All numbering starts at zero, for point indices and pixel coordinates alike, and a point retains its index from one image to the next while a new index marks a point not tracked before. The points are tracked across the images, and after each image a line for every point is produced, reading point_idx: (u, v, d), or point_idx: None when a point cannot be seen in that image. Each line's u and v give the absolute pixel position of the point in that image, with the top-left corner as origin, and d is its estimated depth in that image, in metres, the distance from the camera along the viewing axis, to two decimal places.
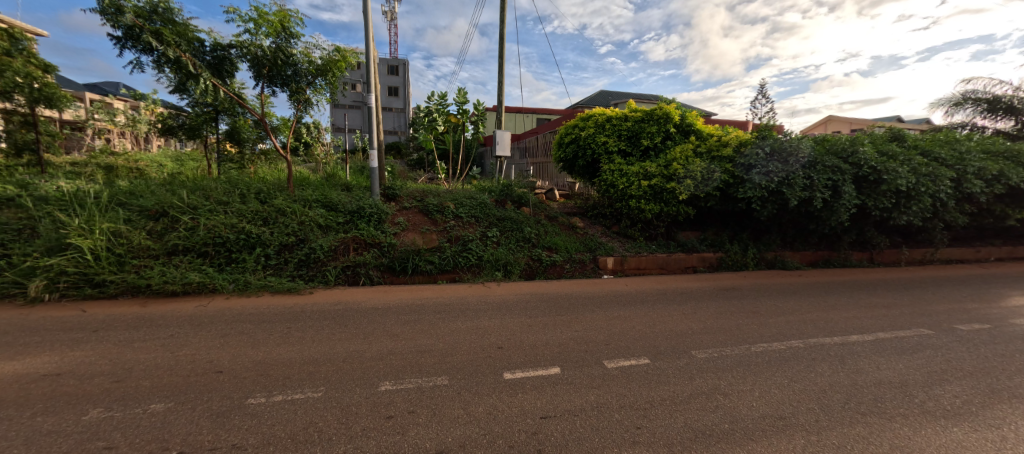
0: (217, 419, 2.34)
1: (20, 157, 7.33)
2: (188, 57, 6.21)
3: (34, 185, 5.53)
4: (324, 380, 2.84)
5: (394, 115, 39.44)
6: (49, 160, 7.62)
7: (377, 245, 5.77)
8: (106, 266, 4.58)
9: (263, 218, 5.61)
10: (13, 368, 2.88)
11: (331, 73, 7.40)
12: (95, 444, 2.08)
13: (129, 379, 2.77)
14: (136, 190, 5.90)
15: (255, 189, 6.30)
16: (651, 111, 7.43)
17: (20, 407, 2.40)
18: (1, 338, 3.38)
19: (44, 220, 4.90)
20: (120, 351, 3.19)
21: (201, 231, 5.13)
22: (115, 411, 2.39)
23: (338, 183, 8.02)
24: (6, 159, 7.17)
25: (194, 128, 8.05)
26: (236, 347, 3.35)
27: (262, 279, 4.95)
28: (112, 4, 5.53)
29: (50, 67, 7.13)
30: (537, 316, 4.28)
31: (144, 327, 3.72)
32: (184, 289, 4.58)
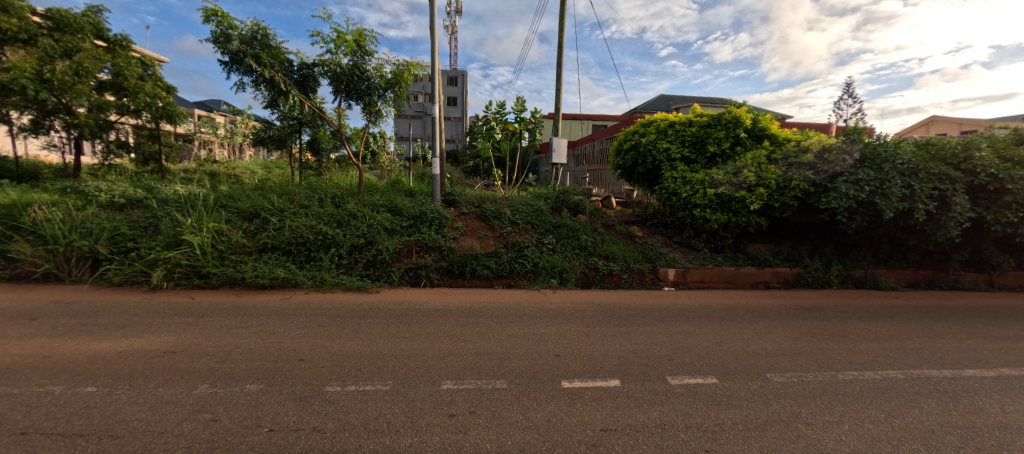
0: (300, 403, 2.56)
1: (146, 166, 8.57)
2: (280, 76, 6.92)
3: (157, 190, 6.46)
4: (392, 374, 3.01)
5: (452, 124, 41.08)
6: (168, 168, 8.86)
7: (437, 249, 6.01)
8: (210, 259, 5.18)
9: (337, 221, 6.09)
10: (141, 344, 3.37)
11: (399, 85, 7.82)
12: (203, 415, 2.37)
13: (226, 360, 3.11)
14: (234, 194, 6.67)
15: (331, 193, 6.86)
16: (718, 116, 7.11)
17: (146, 377, 2.80)
18: (132, 318, 3.96)
19: (165, 218, 5.69)
20: (218, 336, 3.60)
21: (286, 232, 5.67)
22: (218, 388, 2.70)
23: (402, 188, 8.48)
24: (137, 167, 8.44)
25: (281, 139, 8.93)
26: (315, 337, 3.67)
27: (336, 276, 5.36)
28: (223, 33, 6.33)
29: (172, 89, 8.28)
30: (594, 326, 4.22)
31: (239, 315, 4.17)
32: (271, 283, 5.08)
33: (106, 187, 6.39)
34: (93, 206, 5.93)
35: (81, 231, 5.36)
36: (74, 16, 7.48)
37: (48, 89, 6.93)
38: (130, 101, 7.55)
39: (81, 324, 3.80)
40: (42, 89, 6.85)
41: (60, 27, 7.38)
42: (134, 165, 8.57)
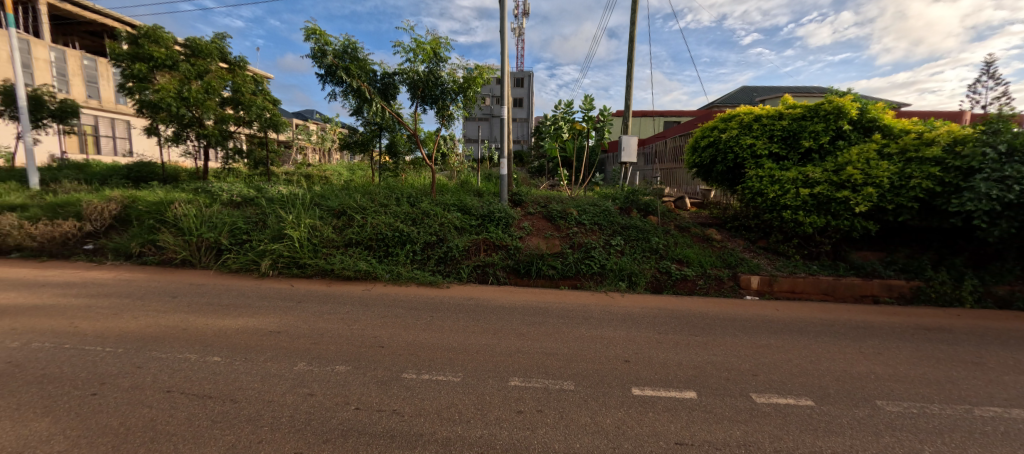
0: (382, 386, 2.79)
1: (257, 169, 9.83)
2: (366, 85, 7.52)
3: (265, 190, 7.38)
4: (463, 367, 3.16)
5: (519, 124, 41.59)
6: (273, 171, 10.05)
7: (504, 247, 6.15)
8: (305, 252, 5.79)
9: (412, 219, 6.48)
10: (252, 322, 3.90)
11: (470, 89, 8.11)
12: (302, 389, 2.68)
13: (319, 342, 3.48)
14: (325, 193, 7.38)
15: (407, 193, 7.31)
16: (815, 107, 6.46)
17: (256, 352, 3.23)
18: (246, 300, 4.61)
19: (270, 214, 6.48)
20: (312, 320, 4.04)
21: (369, 229, 6.15)
22: (314, 366, 3.03)
23: (471, 188, 8.80)
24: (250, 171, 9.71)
25: (364, 143, 9.67)
26: (393, 327, 3.96)
27: (411, 271, 5.72)
28: (320, 49, 7.05)
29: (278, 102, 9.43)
30: (666, 333, 4.07)
31: (330, 302, 4.64)
32: (355, 274, 5.56)
33: (226, 188, 7.43)
34: (217, 203, 6.93)
35: (208, 225, 6.27)
36: (205, 42, 8.83)
37: (185, 105, 8.25)
38: (246, 113, 8.81)
39: (207, 303, 4.47)
40: (181, 105, 8.16)
41: (195, 52, 8.77)
42: (247, 168, 9.85)
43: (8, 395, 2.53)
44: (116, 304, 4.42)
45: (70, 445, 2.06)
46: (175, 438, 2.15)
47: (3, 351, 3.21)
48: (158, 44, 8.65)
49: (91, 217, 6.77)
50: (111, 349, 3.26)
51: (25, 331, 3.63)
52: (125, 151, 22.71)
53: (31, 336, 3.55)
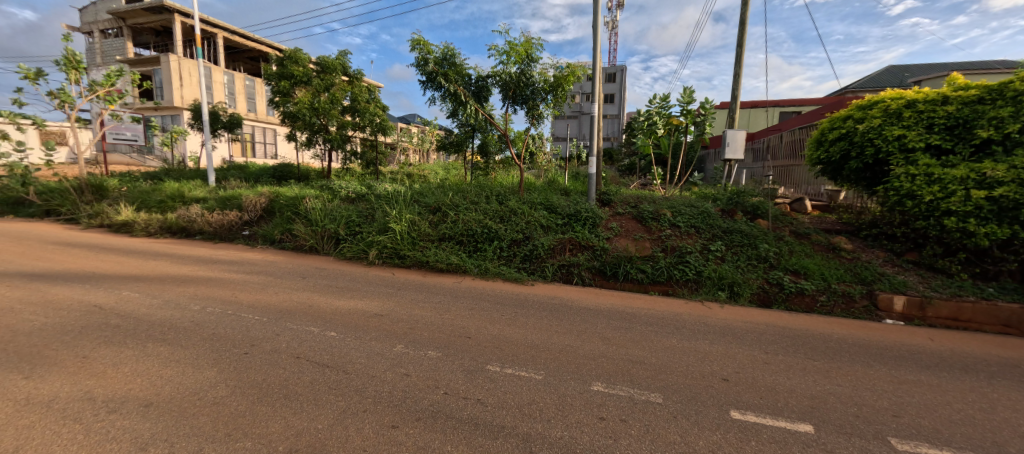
0: (468, 374, 2.97)
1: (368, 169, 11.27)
2: (462, 89, 7.90)
3: (373, 188, 8.18)
4: (544, 365, 3.14)
5: (610, 122, 40.38)
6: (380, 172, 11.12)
7: (591, 248, 5.98)
8: (405, 244, 6.25)
9: (500, 217, 6.63)
10: (362, 305, 4.51)
11: (561, 88, 8.03)
12: (399, 369, 3.08)
13: (414, 328, 3.89)
14: (422, 191, 7.90)
15: (496, 192, 7.50)
16: (999, 87, 5.19)
17: (364, 332, 3.79)
18: (357, 283, 5.24)
19: (378, 209, 7.16)
20: (408, 307, 4.44)
21: (460, 225, 6.43)
22: (408, 349, 3.44)
23: (558, 187, 8.75)
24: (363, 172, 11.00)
25: (459, 144, 10.13)
26: (480, 319, 4.10)
27: (497, 267, 5.83)
28: (423, 57, 7.59)
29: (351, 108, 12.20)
30: (776, 353, 3.58)
31: (425, 291, 4.98)
32: (447, 267, 5.83)
33: (342, 187, 8.39)
34: (337, 199, 7.90)
35: (329, 217, 7.11)
36: (332, 60, 11.99)
37: (315, 114, 11.61)
38: (361, 118, 12.06)
39: (327, 285, 5.14)
40: (313, 115, 11.54)
41: (324, 69, 12.02)
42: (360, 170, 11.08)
43: (192, 346, 3.43)
44: (265, 280, 5.27)
45: (228, 391, 2.76)
46: (297, 399, 2.68)
47: (191, 313, 4.17)
48: (296, 62, 11.91)
49: (248, 208, 8.15)
50: (261, 318, 4.08)
51: (204, 298, 4.60)
52: (272, 154, 26.89)
53: (208, 302, 4.52)
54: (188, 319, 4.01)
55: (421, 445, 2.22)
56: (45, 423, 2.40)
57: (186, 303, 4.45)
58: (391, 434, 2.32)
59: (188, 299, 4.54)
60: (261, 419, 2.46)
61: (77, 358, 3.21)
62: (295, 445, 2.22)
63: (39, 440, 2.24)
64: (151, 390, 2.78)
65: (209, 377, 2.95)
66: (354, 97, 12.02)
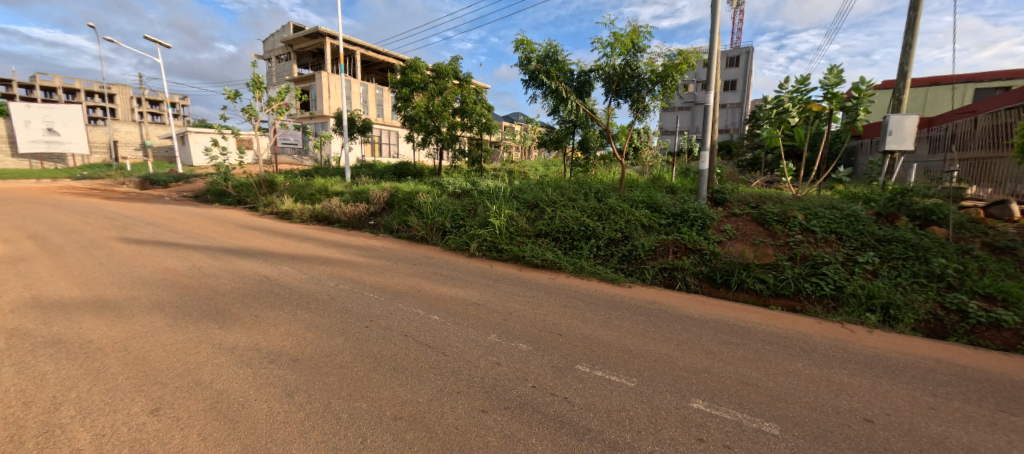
0: (557, 371, 2.94)
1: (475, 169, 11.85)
2: (563, 85, 7.79)
3: (478, 185, 8.54)
4: (638, 372, 2.90)
5: (729, 111, 36.33)
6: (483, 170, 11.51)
7: (698, 251, 5.40)
8: (503, 238, 6.38)
9: (598, 214, 6.37)
10: (461, 292, 4.68)
11: (670, 77, 7.36)
12: (490, 358, 3.16)
13: (509, 319, 3.93)
14: (522, 188, 7.97)
15: (594, 189, 7.22)
16: None
17: (462, 319, 3.92)
18: (460, 272, 5.53)
19: (481, 204, 7.47)
20: (504, 298, 4.50)
21: (556, 221, 6.34)
22: (502, 339, 3.48)
23: (664, 184, 8.12)
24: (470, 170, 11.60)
25: (559, 140, 10.01)
26: (572, 318, 3.96)
27: (593, 265, 5.60)
28: (525, 56, 7.69)
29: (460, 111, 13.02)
30: (948, 397, 2.79)
31: (521, 285, 5.00)
32: (542, 263, 5.79)
33: (449, 184, 8.92)
34: (445, 194, 8.42)
35: (437, 211, 7.59)
36: (446, 66, 12.85)
37: (430, 117, 12.56)
38: (469, 119, 12.74)
39: (432, 272, 5.47)
40: (428, 117, 12.51)
41: (438, 75, 12.90)
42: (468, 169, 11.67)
43: (325, 315, 3.97)
44: (384, 264, 5.82)
45: (352, 359, 3.15)
46: (406, 373, 2.96)
47: (326, 286, 4.81)
48: (415, 71, 12.96)
49: (373, 202, 9.15)
50: (378, 296, 4.51)
51: (336, 275, 5.27)
52: (396, 154, 29.93)
53: (340, 279, 5.13)
54: (325, 291, 4.63)
55: (508, 433, 2.29)
56: (230, 364, 3.06)
57: (325, 279, 5.12)
58: (481, 418, 2.44)
59: (326, 276, 5.20)
60: (375, 385, 2.81)
61: (252, 316, 3.94)
62: (398, 413, 2.49)
63: (226, 376, 2.89)
64: (300, 347, 3.34)
65: (339, 344, 3.39)
66: (463, 100, 12.76)
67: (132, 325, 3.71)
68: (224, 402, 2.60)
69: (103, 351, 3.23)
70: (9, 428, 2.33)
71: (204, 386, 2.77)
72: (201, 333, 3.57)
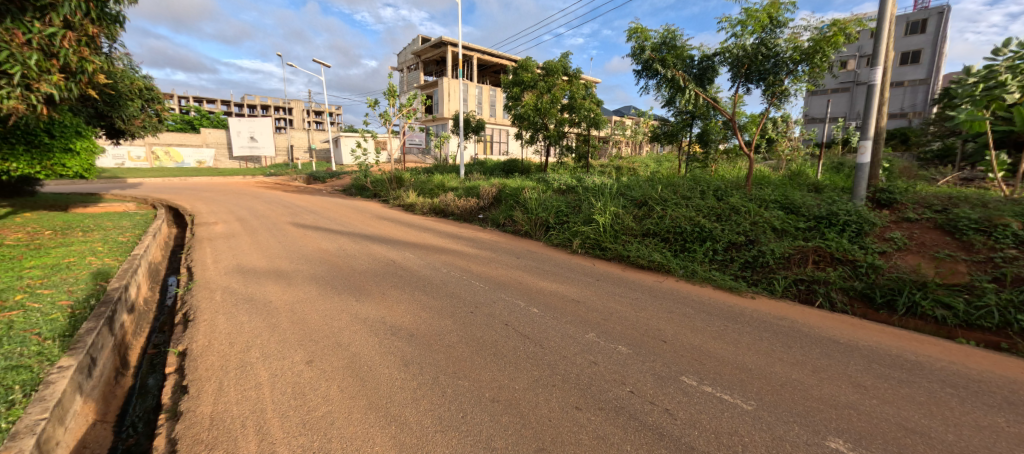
0: (659, 380, 2.70)
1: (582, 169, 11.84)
2: (681, 73, 7.19)
3: (584, 181, 8.36)
4: (757, 395, 2.51)
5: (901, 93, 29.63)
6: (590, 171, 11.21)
7: (850, 263, 4.44)
8: (607, 236, 6.09)
9: (717, 215, 5.70)
10: (561, 288, 4.58)
11: (821, 53, 6.22)
12: (586, 357, 3.02)
13: (609, 319, 3.70)
14: (630, 184, 7.55)
15: (714, 186, 6.49)
16: None
17: (560, 314, 3.82)
18: (561, 268, 5.43)
19: (585, 201, 7.26)
20: (605, 298, 4.28)
21: (667, 220, 5.84)
22: (600, 339, 3.31)
23: (806, 182, 6.91)
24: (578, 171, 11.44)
25: (673, 134, 9.54)
26: (681, 325, 3.59)
27: (708, 270, 5.02)
28: (639, 46, 7.36)
29: (567, 108, 12.76)
30: None
31: (624, 285, 4.72)
32: (648, 265, 5.39)
33: (555, 180, 8.89)
34: (550, 190, 8.39)
35: (542, 207, 7.59)
36: (556, 63, 12.67)
37: (539, 115, 12.63)
38: (577, 115, 12.54)
39: (534, 266, 5.47)
40: (537, 115, 12.61)
41: (549, 72, 12.82)
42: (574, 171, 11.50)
43: (434, 298, 4.24)
44: (490, 256, 6.00)
45: (458, 340, 3.29)
46: (505, 359, 2.99)
47: (436, 272, 5.14)
48: (525, 70, 13.16)
49: (482, 196, 9.56)
50: (481, 285, 4.66)
51: (445, 262, 5.61)
52: (506, 152, 30.87)
53: (448, 266, 5.44)
54: (436, 277, 4.96)
55: (600, 434, 2.17)
56: (364, 332, 3.47)
57: (436, 265, 5.49)
58: (574, 414, 2.35)
59: (437, 263, 5.57)
60: (477, 366, 2.90)
61: (380, 292, 4.41)
62: (496, 397, 2.54)
63: (361, 341, 3.29)
64: (416, 324, 3.62)
65: (449, 325, 3.58)
66: (572, 95, 12.55)
67: (297, 291, 4.47)
68: (357, 363, 2.97)
69: (279, 310, 3.96)
70: (223, 360, 3.07)
71: (343, 348, 3.19)
72: (343, 303, 4.12)
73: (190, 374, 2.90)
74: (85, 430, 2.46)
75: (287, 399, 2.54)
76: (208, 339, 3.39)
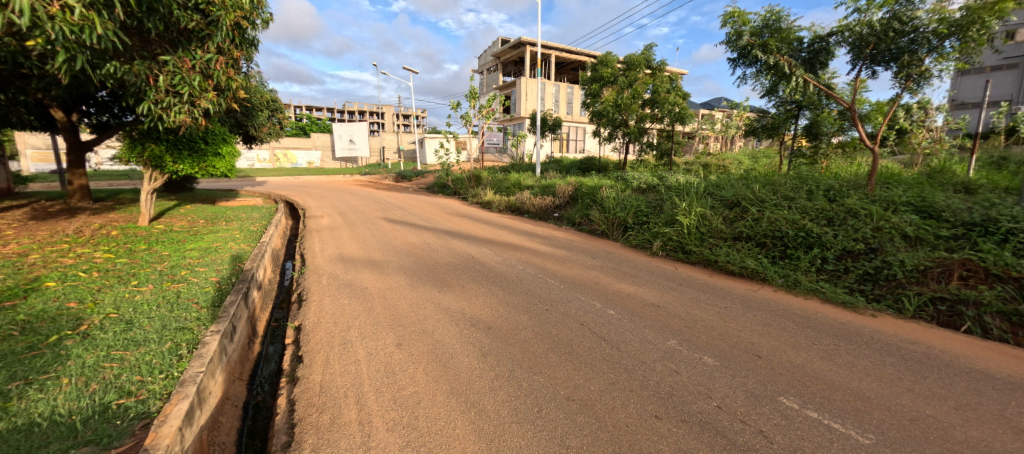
0: (752, 398, 2.46)
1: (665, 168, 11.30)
2: (786, 59, 6.50)
3: (667, 179, 7.92)
4: (876, 428, 2.18)
5: None
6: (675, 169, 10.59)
7: (1010, 281, 3.64)
8: (693, 238, 5.70)
9: (828, 218, 5.04)
10: (640, 291, 4.39)
11: (977, 23, 5.23)
12: (668, 365, 2.85)
13: (693, 328, 3.46)
14: (720, 183, 6.99)
15: (825, 185, 5.75)
16: None
17: (639, 318, 3.66)
18: (640, 270, 5.20)
19: (667, 201, 6.87)
20: (688, 304, 4.01)
21: (764, 223, 5.29)
22: (683, 348, 3.10)
23: (949, 181, 5.81)
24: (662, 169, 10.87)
25: (775, 127, 8.72)
26: (779, 341, 3.24)
27: (814, 281, 4.46)
28: (736, 31, 6.83)
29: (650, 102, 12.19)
30: None
31: (711, 292, 4.38)
32: (740, 271, 4.94)
33: (636, 178, 8.54)
34: (629, 189, 8.08)
35: (620, 206, 7.32)
36: (638, 56, 12.17)
37: (618, 111, 12.23)
38: (660, 110, 11.94)
39: (611, 267, 5.31)
40: (617, 111, 12.25)
41: (629, 66, 12.34)
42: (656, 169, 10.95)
43: (511, 293, 4.31)
44: (565, 255, 5.96)
45: (534, 336, 3.32)
46: (581, 359, 2.95)
47: (513, 269, 5.23)
48: (605, 65, 12.76)
49: (559, 195, 9.51)
50: (557, 284, 4.64)
51: (522, 260, 5.68)
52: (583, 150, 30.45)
53: (524, 263, 5.51)
54: (514, 273, 5.05)
55: (683, 448, 2.05)
56: (446, 321, 3.65)
57: (513, 262, 5.58)
58: (653, 423, 2.24)
59: (514, 260, 5.67)
60: (552, 363, 2.90)
61: (461, 285, 4.61)
62: (572, 395, 2.51)
63: (444, 330, 3.46)
64: (494, 317, 3.71)
65: (525, 321, 3.62)
66: (655, 89, 11.94)
67: (388, 280, 4.86)
68: (440, 349, 3.14)
69: (374, 296, 4.34)
70: (328, 336, 3.45)
71: (428, 335, 3.39)
72: (427, 293, 4.38)
73: (304, 346, 3.30)
74: (229, 384, 2.92)
75: (381, 377, 2.77)
76: (316, 317, 3.83)
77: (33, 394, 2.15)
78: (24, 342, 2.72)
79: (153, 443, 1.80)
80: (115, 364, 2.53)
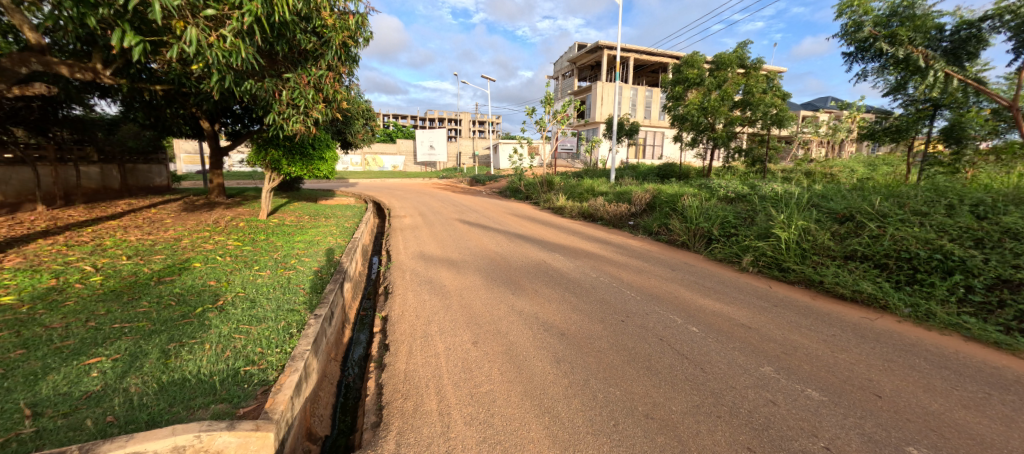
0: (869, 443, 2.16)
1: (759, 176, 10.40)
2: (921, 50, 5.67)
3: (760, 188, 7.24)
4: None
5: None
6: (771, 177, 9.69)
7: None
8: (792, 255, 5.15)
9: (974, 239, 4.23)
10: (728, 309, 4.06)
11: None
12: (763, 393, 2.60)
13: (792, 355, 3.12)
14: (829, 194, 6.22)
15: (972, 198, 4.83)
16: None
17: (727, 339, 3.38)
18: (727, 286, 4.80)
19: (761, 212, 6.28)
20: (786, 328, 3.62)
21: (885, 241, 4.60)
22: (781, 376, 2.81)
23: None
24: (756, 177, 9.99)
25: (901, 129, 7.56)
26: (905, 381, 2.79)
27: (954, 314, 3.77)
28: (855, 22, 6.18)
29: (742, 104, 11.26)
30: None
31: (814, 317, 3.90)
32: (852, 295, 4.36)
33: (724, 186, 7.94)
34: (715, 197, 7.53)
35: (704, 216, 6.84)
36: (729, 55, 11.30)
37: (704, 114, 11.46)
38: (754, 112, 10.93)
39: (694, 281, 4.98)
40: (702, 114, 11.45)
41: (719, 66, 11.54)
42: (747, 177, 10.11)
43: (586, 302, 4.24)
44: (641, 265, 5.71)
45: (609, 347, 3.24)
46: (660, 376, 2.81)
47: (589, 277, 5.14)
48: (691, 66, 12.03)
49: (635, 202, 9.15)
50: (635, 295, 4.46)
51: (598, 268, 5.56)
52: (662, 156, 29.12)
53: (601, 272, 5.38)
54: (590, 281, 4.96)
55: None
56: (519, 323, 3.70)
57: (588, 270, 5.49)
58: None
59: (589, 268, 5.57)
60: (629, 377, 2.79)
61: (534, 289, 4.65)
62: (650, 413, 2.41)
63: (517, 332, 3.52)
64: (568, 324, 3.68)
65: (599, 330, 3.55)
66: (748, 90, 10.98)
67: (464, 279, 5.05)
68: (514, 351, 3.20)
69: (451, 294, 4.54)
70: (411, 328, 3.68)
71: (501, 336, 3.46)
72: (500, 295, 4.48)
73: (390, 336, 3.56)
74: (327, 364, 3.25)
75: (459, 372, 2.90)
76: (401, 310, 4.12)
77: (185, 354, 2.61)
78: (179, 311, 3.30)
79: (271, 407, 2.07)
80: (242, 336, 2.95)
